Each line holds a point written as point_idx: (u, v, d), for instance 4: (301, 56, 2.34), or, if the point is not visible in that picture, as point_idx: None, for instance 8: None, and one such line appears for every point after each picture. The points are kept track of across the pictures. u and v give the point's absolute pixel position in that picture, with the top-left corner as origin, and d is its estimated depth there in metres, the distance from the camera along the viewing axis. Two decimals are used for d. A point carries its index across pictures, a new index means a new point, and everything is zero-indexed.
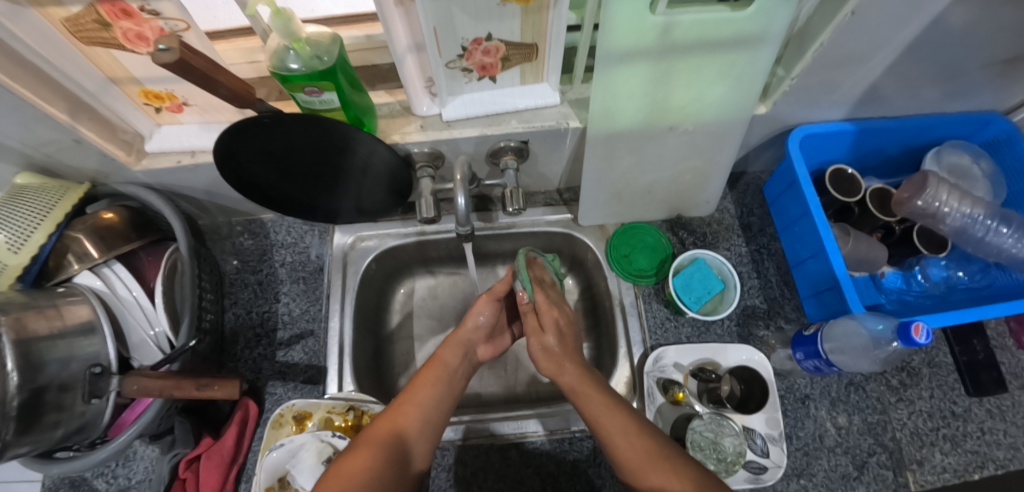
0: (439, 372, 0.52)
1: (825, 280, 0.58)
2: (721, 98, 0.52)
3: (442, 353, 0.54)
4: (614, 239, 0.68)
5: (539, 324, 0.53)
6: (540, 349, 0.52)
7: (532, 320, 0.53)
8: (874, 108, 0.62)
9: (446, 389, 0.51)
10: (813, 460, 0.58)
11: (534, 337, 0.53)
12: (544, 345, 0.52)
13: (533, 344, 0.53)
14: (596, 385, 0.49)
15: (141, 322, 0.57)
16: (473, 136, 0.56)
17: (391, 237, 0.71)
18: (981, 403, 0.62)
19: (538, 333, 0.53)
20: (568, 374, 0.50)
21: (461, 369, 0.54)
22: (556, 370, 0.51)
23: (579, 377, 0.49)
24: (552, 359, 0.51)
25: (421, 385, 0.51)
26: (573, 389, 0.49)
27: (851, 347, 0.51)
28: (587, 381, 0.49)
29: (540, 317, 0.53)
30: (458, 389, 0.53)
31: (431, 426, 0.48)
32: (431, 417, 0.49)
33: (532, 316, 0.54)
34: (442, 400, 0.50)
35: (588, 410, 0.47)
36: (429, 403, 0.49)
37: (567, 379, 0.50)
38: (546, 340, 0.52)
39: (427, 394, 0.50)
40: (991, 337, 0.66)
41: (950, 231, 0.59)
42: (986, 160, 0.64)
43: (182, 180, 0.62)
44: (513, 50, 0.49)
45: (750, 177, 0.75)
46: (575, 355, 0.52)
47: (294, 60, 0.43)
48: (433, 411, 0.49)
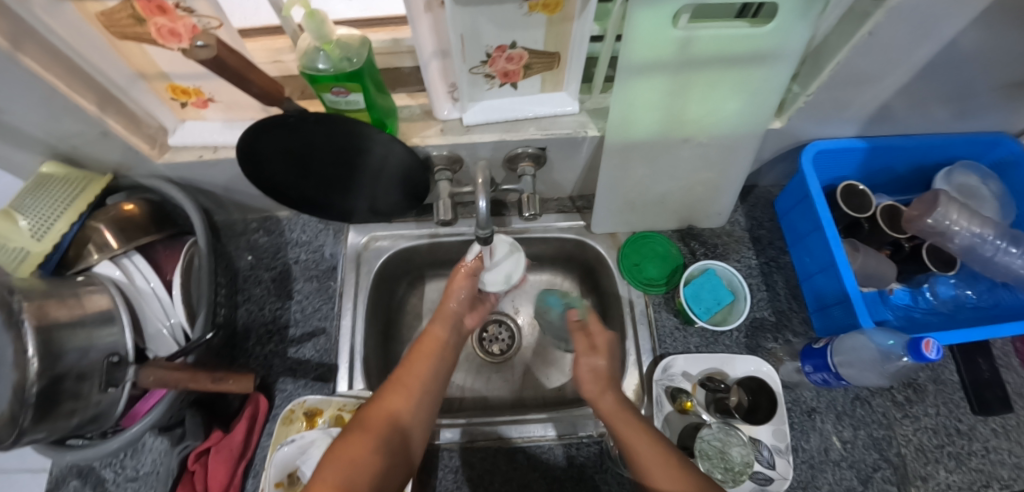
0: (432, 348, 0.53)
1: (834, 295, 0.58)
2: (737, 112, 0.53)
3: (434, 329, 0.55)
4: (626, 247, 0.69)
5: (591, 345, 0.53)
6: (589, 371, 0.50)
7: (584, 340, 0.53)
8: (885, 127, 0.63)
9: (440, 364, 0.53)
10: (819, 473, 0.58)
11: (585, 356, 0.51)
12: (593, 366, 0.50)
13: (580, 365, 0.51)
14: (632, 415, 0.46)
15: (158, 314, 0.58)
16: (492, 141, 0.57)
17: (405, 238, 0.71)
18: (987, 421, 0.62)
19: (589, 353, 0.51)
20: (605, 402, 0.47)
21: (452, 343, 0.55)
22: (595, 396, 0.48)
23: (616, 407, 0.47)
24: (600, 381, 0.49)
25: (416, 365, 0.51)
26: (607, 418, 0.47)
27: (859, 360, 0.52)
28: (622, 411, 0.46)
29: (592, 337, 0.53)
30: (450, 363, 0.54)
31: (427, 402, 0.49)
32: (430, 390, 0.50)
33: (581, 335, 0.54)
34: (436, 375, 0.52)
35: (620, 436, 0.44)
36: (425, 381, 0.50)
37: (603, 407, 0.47)
38: (598, 360, 0.50)
39: (424, 368, 0.51)
40: (997, 356, 0.66)
41: (959, 249, 0.60)
42: (995, 181, 0.65)
43: (202, 176, 0.62)
44: (536, 58, 0.50)
45: (761, 190, 0.76)
46: (615, 386, 0.49)
47: (323, 60, 0.44)
48: (427, 388, 0.50)
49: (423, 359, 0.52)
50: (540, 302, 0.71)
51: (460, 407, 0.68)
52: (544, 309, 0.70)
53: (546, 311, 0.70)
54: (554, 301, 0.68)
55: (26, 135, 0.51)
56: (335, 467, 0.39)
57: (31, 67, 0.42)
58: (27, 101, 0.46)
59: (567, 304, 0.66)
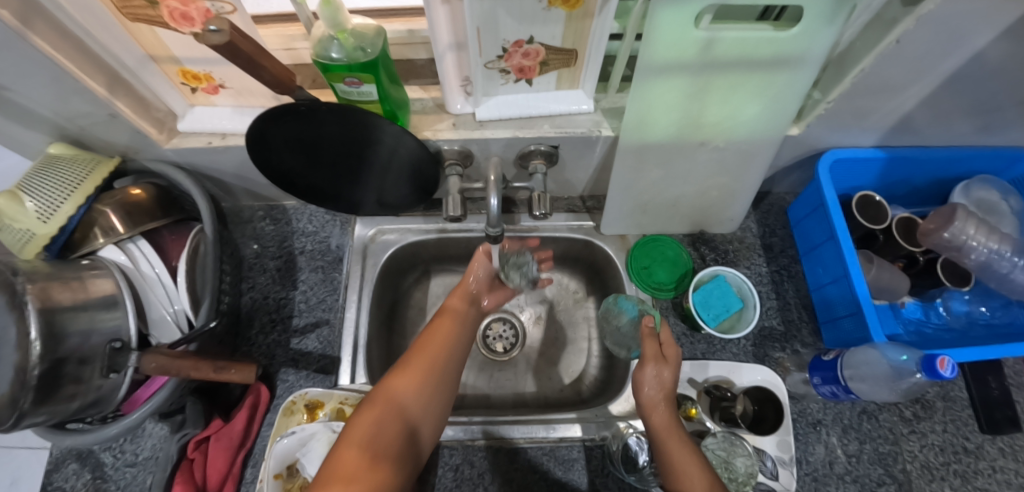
0: (452, 317, 0.53)
1: (846, 307, 0.57)
2: (756, 117, 0.52)
3: (450, 304, 0.55)
4: (635, 250, 0.67)
5: (660, 354, 0.49)
6: (654, 379, 0.47)
7: (654, 347, 0.49)
8: (905, 137, 0.62)
9: (458, 333, 0.52)
10: (822, 486, 0.58)
11: (652, 364, 0.48)
12: (660, 375, 0.47)
13: (644, 372, 0.48)
14: (684, 437, 0.44)
15: (162, 300, 0.57)
16: (505, 138, 0.56)
17: (412, 233, 0.71)
18: (995, 441, 0.61)
19: (657, 361, 0.48)
20: (660, 416, 0.46)
21: (472, 312, 0.56)
22: (648, 407, 0.47)
23: (669, 424, 0.45)
24: (663, 391, 0.47)
25: (435, 334, 0.51)
26: (657, 433, 0.45)
27: (872, 376, 0.51)
28: (674, 429, 0.45)
29: (663, 347, 0.50)
30: (472, 329, 0.55)
31: (453, 362, 0.49)
32: (456, 350, 0.51)
33: (652, 341, 0.50)
34: (461, 335, 0.52)
35: (668, 456, 0.43)
36: (445, 347, 0.50)
37: (656, 422, 0.46)
38: (667, 371, 0.47)
39: (449, 330, 0.51)
40: (1008, 375, 0.65)
41: (974, 265, 0.59)
42: (1015, 197, 0.64)
43: (210, 162, 0.62)
44: (553, 55, 0.49)
45: (774, 197, 0.74)
46: (673, 401, 0.47)
47: (336, 49, 0.44)
48: (448, 355, 0.49)
49: (441, 329, 0.51)
50: (609, 304, 0.65)
51: (461, 404, 0.68)
52: (613, 312, 0.64)
53: (614, 315, 0.64)
54: (627, 305, 0.63)
55: (34, 114, 0.51)
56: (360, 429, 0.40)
57: (42, 48, 0.42)
58: (34, 81, 0.45)
59: (642, 312, 0.62)
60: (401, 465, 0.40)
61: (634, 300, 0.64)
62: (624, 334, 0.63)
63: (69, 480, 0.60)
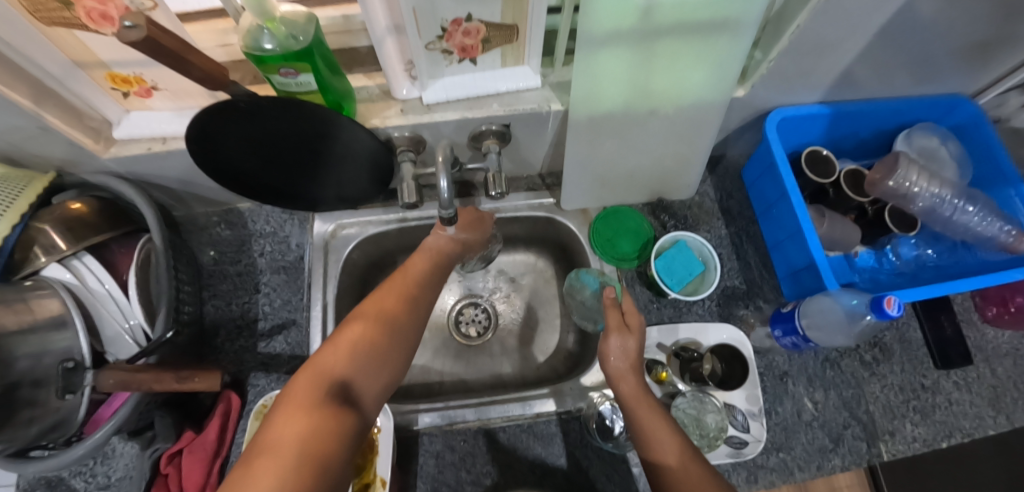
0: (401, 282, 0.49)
1: (802, 260, 0.59)
2: (701, 82, 0.52)
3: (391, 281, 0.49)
4: (597, 222, 0.68)
5: (623, 324, 0.50)
6: (619, 350, 0.48)
7: (617, 316, 0.50)
8: (848, 92, 0.64)
9: (408, 298, 0.47)
10: (792, 434, 0.60)
11: (616, 335, 0.49)
12: (624, 345, 0.48)
13: (609, 343, 0.49)
14: (653, 404, 0.45)
15: (116, 315, 0.55)
16: (454, 120, 0.55)
17: (373, 225, 0.69)
18: (949, 376, 0.65)
19: (622, 332, 0.49)
20: (627, 384, 0.46)
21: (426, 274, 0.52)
22: (617, 378, 0.48)
23: (637, 391, 0.46)
24: (629, 360, 0.48)
25: (369, 311, 0.44)
26: (627, 402, 0.45)
27: (827, 324, 0.53)
28: (643, 397, 0.45)
29: (626, 317, 0.50)
30: (421, 290, 0.50)
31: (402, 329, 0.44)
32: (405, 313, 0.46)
33: (615, 311, 0.50)
34: (408, 299, 0.47)
35: (639, 423, 0.43)
36: (388, 318, 0.44)
37: (625, 390, 0.46)
38: (631, 341, 0.48)
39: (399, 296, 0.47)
40: (958, 312, 0.69)
41: (920, 211, 0.62)
42: (954, 142, 0.67)
43: (154, 169, 0.59)
44: (494, 32, 0.49)
45: (729, 160, 0.75)
46: (640, 370, 0.48)
47: (268, 39, 0.42)
48: (393, 331, 0.44)
49: (384, 302, 0.46)
50: (572, 280, 0.67)
51: (439, 391, 0.68)
52: (577, 287, 0.66)
53: (578, 291, 0.67)
54: (589, 279, 0.65)
55: None
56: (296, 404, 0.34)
57: None
58: None
59: (604, 284, 0.64)
60: (350, 442, 0.34)
61: (595, 273, 0.65)
62: (589, 308, 0.66)
63: None
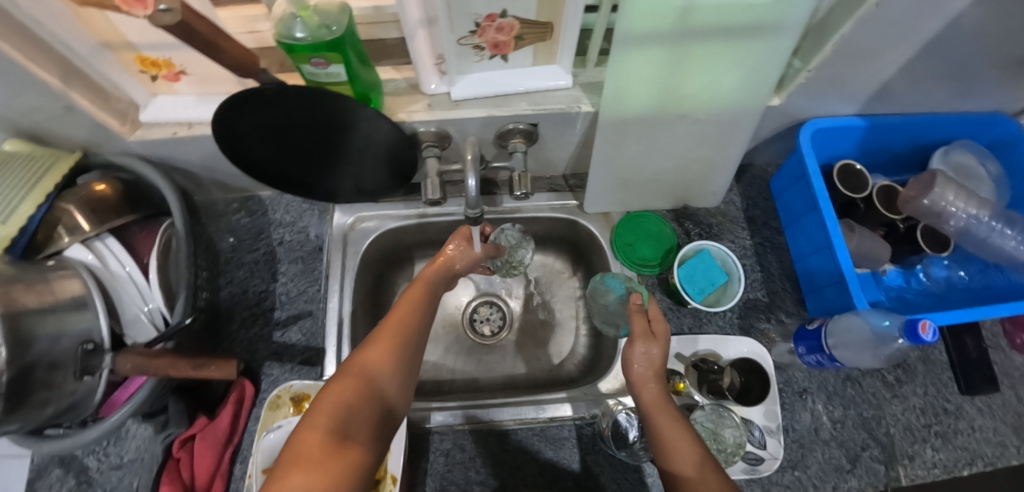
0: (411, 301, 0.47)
1: (830, 275, 0.58)
2: (734, 86, 0.51)
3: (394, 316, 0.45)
4: (620, 227, 0.67)
5: (649, 330, 0.49)
6: (642, 357, 0.47)
7: (642, 323, 0.49)
8: (886, 105, 0.62)
9: (418, 320, 0.46)
10: (808, 452, 0.59)
11: (641, 341, 0.48)
12: (648, 352, 0.47)
13: (633, 350, 0.48)
14: (674, 413, 0.43)
15: (135, 299, 0.55)
16: (481, 117, 0.54)
17: (392, 219, 0.69)
18: (973, 401, 0.63)
19: (646, 339, 0.48)
20: (649, 392, 0.45)
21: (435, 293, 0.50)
22: (639, 385, 0.46)
23: (658, 399, 0.45)
24: (652, 368, 0.46)
25: (371, 353, 0.41)
26: (648, 410, 0.44)
27: (854, 343, 0.51)
28: (665, 406, 0.44)
29: (652, 324, 0.50)
30: (429, 314, 0.48)
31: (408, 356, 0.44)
32: (413, 337, 0.45)
33: (641, 317, 0.49)
34: (418, 321, 0.46)
35: (659, 431, 0.42)
36: (398, 346, 0.43)
37: (646, 398, 0.45)
38: (655, 348, 0.47)
39: (409, 317, 0.45)
40: (986, 337, 0.67)
41: (953, 231, 0.60)
42: (992, 162, 0.64)
43: (177, 153, 0.59)
44: (528, 28, 0.48)
45: (756, 169, 0.74)
46: (663, 379, 0.47)
47: (300, 28, 0.42)
48: (400, 358, 0.43)
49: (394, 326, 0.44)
50: (595, 284, 0.65)
51: (450, 389, 0.68)
52: (600, 291, 0.64)
53: (601, 294, 0.64)
54: (614, 283, 0.63)
55: None
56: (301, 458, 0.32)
57: None
58: None
59: (631, 289, 0.62)
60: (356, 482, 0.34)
61: (621, 278, 0.63)
62: (612, 312, 0.63)
63: (54, 487, 0.59)
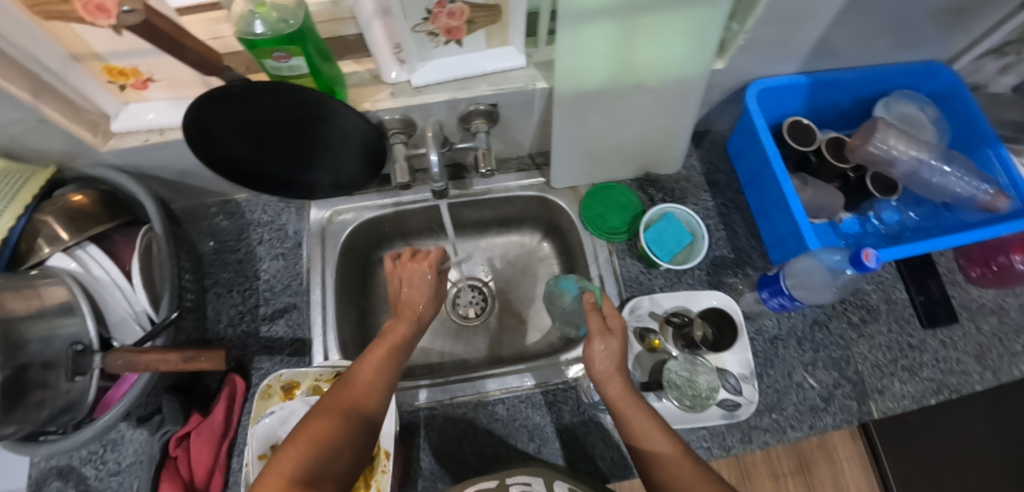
0: (385, 347, 0.47)
1: (787, 225, 0.61)
2: (683, 54, 0.54)
3: (364, 366, 0.45)
4: (587, 199, 0.69)
5: (605, 326, 0.48)
6: (603, 353, 0.46)
7: (598, 320, 0.48)
8: (825, 61, 0.65)
9: (392, 366, 0.46)
10: (784, 396, 0.62)
11: (598, 338, 0.46)
12: (608, 348, 0.46)
13: (592, 347, 0.46)
14: (643, 405, 0.43)
15: (121, 303, 0.56)
16: (444, 101, 0.57)
17: (368, 210, 0.70)
18: (936, 334, 0.66)
19: (604, 335, 0.47)
20: (615, 386, 0.45)
21: (410, 341, 0.50)
22: (603, 381, 0.46)
23: (625, 392, 0.44)
24: (615, 362, 0.46)
25: (334, 406, 0.40)
26: (615, 405, 0.44)
27: (811, 282, 0.56)
28: (632, 399, 0.44)
29: (607, 319, 0.49)
30: (402, 363, 0.48)
31: (378, 402, 0.43)
32: (385, 384, 0.44)
33: (597, 315, 0.48)
34: (390, 367, 0.46)
35: (630, 426, 0.42)
36: (369, 393, 0.43)
37: (611, 392, 0.45)
38: (614, 342, 0.46)
39: (381, 362, 0.46)
40: (943, 273, 0.71)
41: (901, 175, 0.64)
42: (932, 107, 0.68)
43: (152, 160, 0.61)
44: (478, 12, 0.50)
45: (714, 134, 0.77)
46: (626, 370, 0.47)
47: (259, 24, 0.44)
48: (371, 405, 0.42)
49: (369, 372, 0.44)
50: (551, 286, 0.67)
51: (439, 371, 0.70)
52: (556, 294, 0.66)
53: (558, 297, 0.66)
54: (568, 285, 0.65)
55: None
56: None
57: None
58: None
59: (584, 288, 0.63)
60: None
61: (574, 278, 0.66)
62: (570, 313, 0.65)
63: None
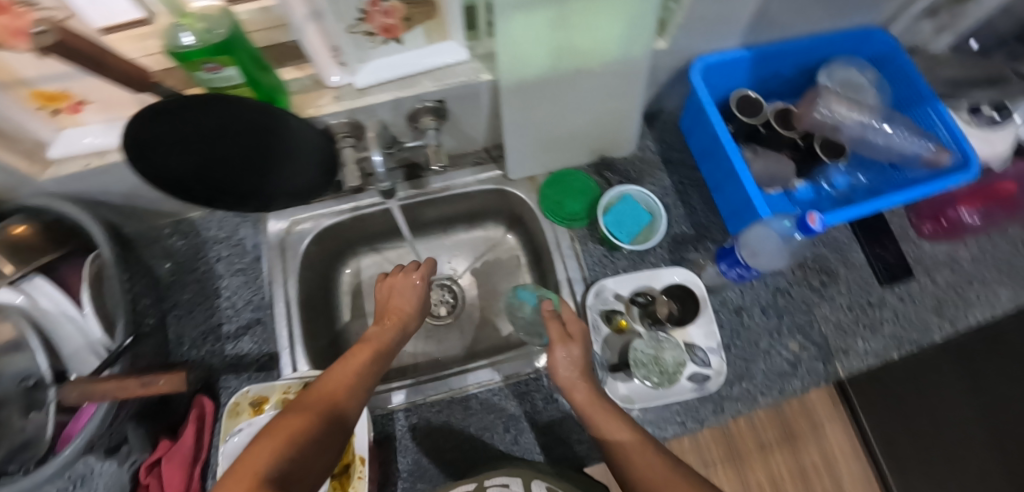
0: (363, 353, 0.46)
1: (739, 197, 0.62)
2: (622, 36, 0.54)
3: (339, 369, 0.43)
4: (546, 188, 0.70)
5: (566, 333, 0.50)
6: (565, 360, 0.48)
7: (558, 328, 0.50)
8: (765, 34, 0.66)
9: (368, 373, 0.45)
10: (751, 364, 0.63)
11: (561, 345, 0.49)
12: (569, 355, 0.48)
13: (556, 355, 0.49)
14: (608, 406, 0.45)
15: (76, 333, 0.55)
16: (389, 101, 0.58)
17: (326, 216, 0.69)
18: (894, 290, 0.68)
19: (565, 342, 0.49)
20: (580, 393, 0.46)
21: (387, 352, 0.49)
22: (568, 387, 0.47)
23: (590, 398, 0.46)
24: (576, 368, 0.48)
25: (312, 403, 0.38)
26: (583, 409, 0.46)
27: (764, 250, 0.58)
28: (598, 402, 0.45)
29: (566, 325, 0.51)
30: (378, 374, 0.47)
31: (354, 407, 0.41)
32: (361, 389, 0.43)
33: (556, 322, 0.51)
34: (368, 375, 0.45)
35: (598, 429, 0.44)
36: (346, 394, 0.41)
37: (578, 399, 0.46)
38: (575, 349, 0.49)
39: (360, 365, 0.45)
40: (897, 230, 0.72)
41: (849, 139, 0.66)
42: (870, 70, 0.70)
43: (95, 185, 0.59)
44: (413, 9, 0.49)
45: (666, 114, 0.78)
46: (590, 374, 0.48)
47: (186, 34, 0.42)
48: (348, 407, 0.40)
49: (347, 375, 0.43)
50: (512, 299, 0.68)
51: (413, 372, 0.70)
52: (517, 305, 0.67)
53: (518, 308, 0.66)
54: (526, 295, 0.65)
55: None
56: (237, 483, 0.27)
57: None
58: None
59: (540, 296, 0.64)
60: None
61: (531, 288, 0.66)
62: (531, 323, 0.65)
63: None
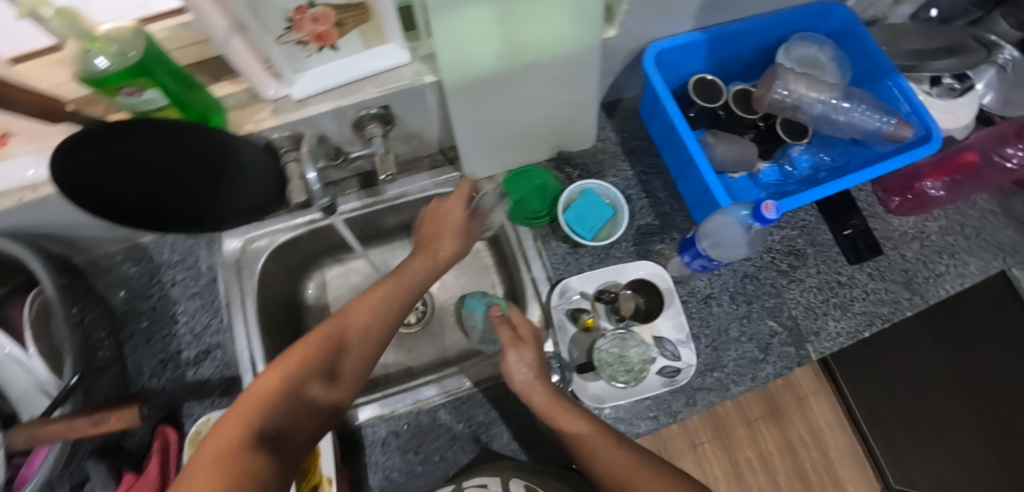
0: (391, 287, 0.47)
1: (700, 186, 0.61)
2: (568, 27, 0.52)
3: (362, 301, 0.45)
4: (507, 185, 0.67)
5: (517, 336, 0.52)
6: (519, 363, 0.50)
7: (508, 332, 0.52)
8: (718, 15, 0.64)
9: (392, 309, 0.47)
10: (722, 353, 0.62)
11: (512, 349, 0.50)
12: (522, 358, 0.50)
13: (508, 359, 0.50)
14: (567, 405, 0.47)
15: (20, 376, 0.52)
16: (329, 110, 0.55)
17: (282, 232, 0.67)
18: (863, 268, 0.68)
19: (516, 345, 0.51)
20: (539, 395, 0.48)
21: (417, 286, 0.50)
22: (526, 391, 0.49)
23: (549, 398, 0.48)
24: (532, 371, 0.49)
25: (323, 331, 0.42)
26: (543, 411, 0.47)
27: (727, 239, 0.57)
28: (557, 402, 0.47)
29: (517, 329, 0.53)
30: (405, 308, 0.48)
31: (367, 341, 0.44)
32: (378, 324, 0.45)
33: (506, 326, 0.52)
34: (388, 312, 0.46)
35: (557, 425, 0.46)
36: (360, 329, 0.44)
37: (538, 401, 0.48)
38: (526, 351, 0.50)
39: (382, 300, 0.46)
40: (864, 207, 0.71)
41: (809, 119, 0.65)
42: (829, 46, 0.68)
43: (33, 219, 0.57)
44: (343, 14, 0.46)
45: (626, 103, 0.77)
46: (546, 374, 0.50)
47: (98, 60, 0.40)
48: (360, 340, 0.44)
49: (367, 308, 0.45)
50: (461, 309, 0.68)
51: (385, 382, 0.69)
52: (466, 315, 0.67)
53: (468, 317, 0.66)
54: (474, 303, 0.66)
55: None
56: (226, 429, 0.32)
57: None
58: None
59: (489, 303, 0.64)
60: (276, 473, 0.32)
61: (479, 296, 0.67)
62: (483, 331, 0.65)
63: None
